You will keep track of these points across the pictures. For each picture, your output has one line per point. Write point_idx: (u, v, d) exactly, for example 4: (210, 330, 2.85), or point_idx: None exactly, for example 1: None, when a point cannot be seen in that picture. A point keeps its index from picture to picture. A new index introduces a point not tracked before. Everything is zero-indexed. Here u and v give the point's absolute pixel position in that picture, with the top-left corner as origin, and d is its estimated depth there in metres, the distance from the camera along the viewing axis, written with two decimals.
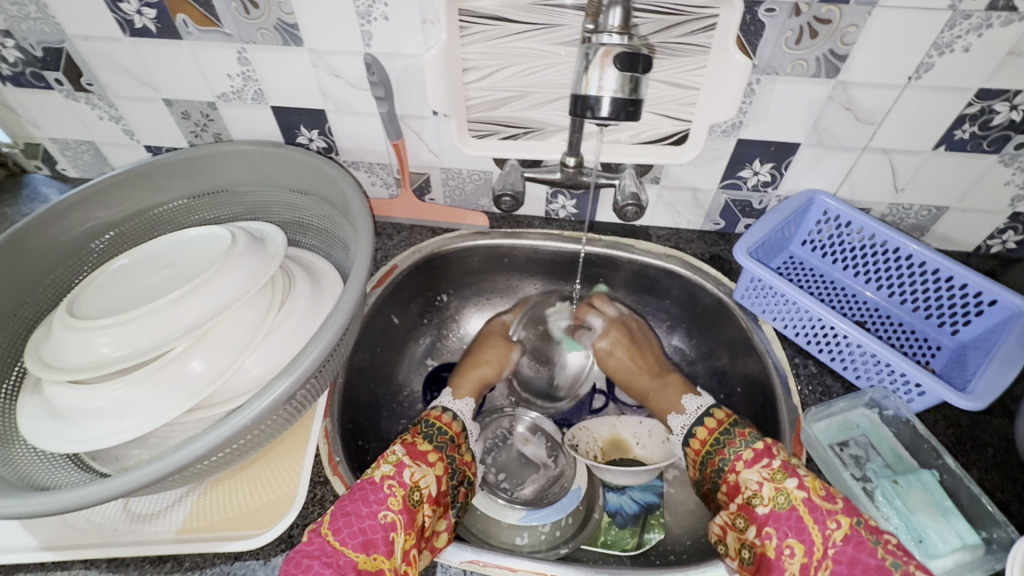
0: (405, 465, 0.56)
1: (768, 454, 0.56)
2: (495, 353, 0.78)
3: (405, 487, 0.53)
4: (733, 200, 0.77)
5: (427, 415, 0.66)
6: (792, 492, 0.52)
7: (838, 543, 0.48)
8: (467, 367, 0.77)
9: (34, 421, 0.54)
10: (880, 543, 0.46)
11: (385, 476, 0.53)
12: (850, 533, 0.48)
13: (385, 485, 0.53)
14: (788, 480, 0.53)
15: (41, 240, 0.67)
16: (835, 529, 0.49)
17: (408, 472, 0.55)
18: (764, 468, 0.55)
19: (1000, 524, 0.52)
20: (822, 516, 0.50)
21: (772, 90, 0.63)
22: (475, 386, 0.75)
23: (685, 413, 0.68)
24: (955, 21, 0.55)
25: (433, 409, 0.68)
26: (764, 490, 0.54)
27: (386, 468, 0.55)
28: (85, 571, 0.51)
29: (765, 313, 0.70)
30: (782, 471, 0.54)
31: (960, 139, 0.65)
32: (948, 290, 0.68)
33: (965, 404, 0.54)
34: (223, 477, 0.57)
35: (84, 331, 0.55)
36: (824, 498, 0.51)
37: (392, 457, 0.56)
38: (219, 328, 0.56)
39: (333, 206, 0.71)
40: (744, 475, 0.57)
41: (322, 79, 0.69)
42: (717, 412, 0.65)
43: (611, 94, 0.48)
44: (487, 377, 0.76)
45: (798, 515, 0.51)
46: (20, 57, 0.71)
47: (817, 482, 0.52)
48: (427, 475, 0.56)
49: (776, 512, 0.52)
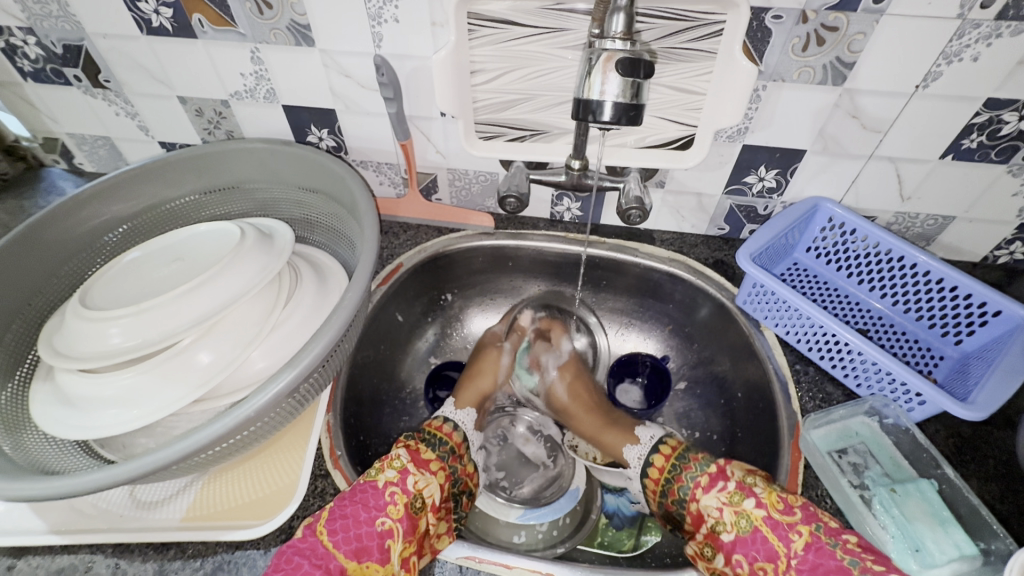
0: (409, 472, 0.58)
1: (723, 477, 0.59)
2: (489, 363, 0.80)
3: (407, 495, 0.56)
4: (738, 205, 0.78)
5: (427, 426, 0.68)
6: (752, 513, 0.55)
7: (801, 553, 0.52)
8: (466, 378, 0.78)
9: (46, 408, 0.55)
10: (839, 545, 0.50)
11: (388, 482, 0.55)
12: (811, 540, 0.51)
13: (387, 492, 0.55)
14: (745, 501, 0.56)
15: (57, 232, 0.68)
16: (797, 539, 0.52)
17: (412, 480, 0.57)
18: (721, 493, 0.57)
19: (999, 536, 0.52)
20: (785, 531, 0.53)
21: (778, 97, 0.64)
22: (477, 398, 0.76)
23: (639, 443, 0.69)
24: (963, 31, 0.55)
25: (433, 419, 0.70)
26: (726, 516, 0.56)
27: (391, 474, 0.56)
28: (91, 555, 0.52)
29: (768, 319, 0.70)
30: (739, 493, 0.57)
31: (967, 148, 0.65)
32: (952, 300, 0.67)
33: (966, 415, 0.54)
34: (227, 468, 0.58)
35: (95, 322, 0.56)
36: (783, 512, 0.54)
37: (396, 462, 0.58)
38: (226, 321, 0.57)
39: (341, 204, 0.72)
40: (704, 502, 0.58)
41: (333, 79, 0.70)
42: (670, 442, 0.67)
43: (613, 99, 0.48)
44: (486, 389, 0.77)
45: (763, 536, 0.54)
46: (41, 53, 0.72)
47: (772, 496, 0.55)
48: (430, 485, 0.59)
49: (741, 537, 0.55)
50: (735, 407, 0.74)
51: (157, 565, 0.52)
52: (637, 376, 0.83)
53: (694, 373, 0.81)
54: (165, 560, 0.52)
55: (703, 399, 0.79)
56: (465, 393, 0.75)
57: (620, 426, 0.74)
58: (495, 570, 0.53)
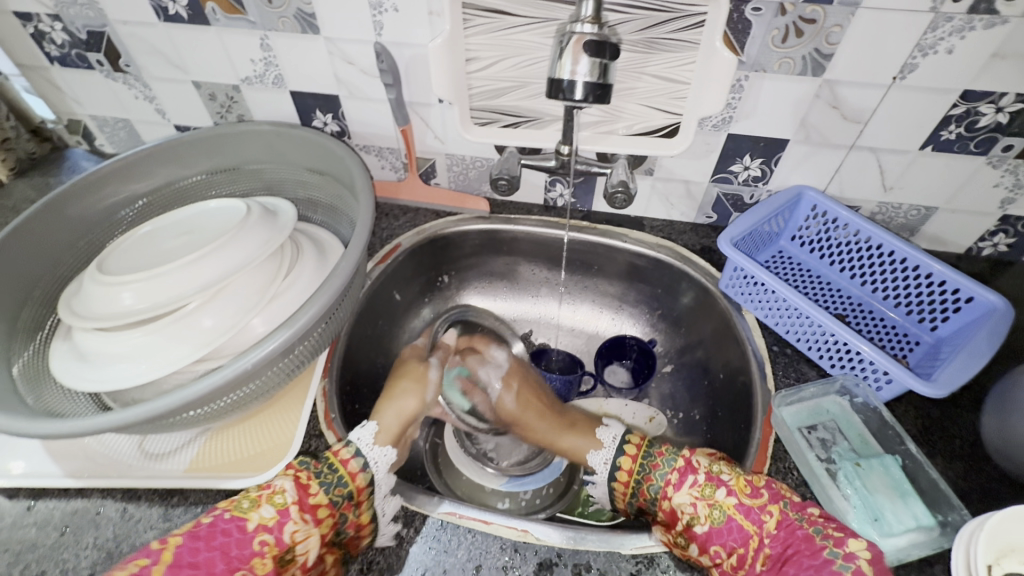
0: (289, 517, 0.51)
1: (691, 470, 0.57)
2: (412, 379, 0.72)
3: (280, 545, 0.50)
4: (725, 194, 0.80)
5: (329, 454, 0.58)
6: (724, 502, 0.54)
7: (773, 532, 0.52)
8: (385, 401, 0.69)
9: (65, 364, 0.60)
10: (804, 517, 0.52)
11: (260, 527, 0.50)
12: (781, 518, 0.52)
13: (256, 540, 0.49)
14: (717, 491, 0.55)
15: (78, 206, 0.73)
16: (768, 518, 0.53)
17: (289, 529, 0.50)
18: (692, 487, 0.56)
19: (956, 508, 0.54)
20: (757, 514, 0.53)
21: (761, 87, 0.66)
22: (398, 422, 0.67)
23: (605, 446, 0.67)
24: (937, 23, 0.57)
25: (341, 446, 0.59)
26: (699, 510, 0.55)
27: (266, 515, 0.51)
28: (102, 500, 0.57)
29: (747, 302, 0.73)
30: (710, 485, 0.56)
31: (946, 139, 0.67)
32: (928, 286, 0.69)
33: (928, 392, 0.56)
34: (228, 426, 0.63)
35: (110, 285, 0.60)
36: (751, 496, 0.54)
37: (278, 500, 0.51)
38: (229, 288, 0.61)
39: (341, 184, 0.76)
40: (676, 500, 0.56)
41: (337, 66, 0.74)
42: (632, 438, 0.65)
43: (583, 78, 0.51)
44: (412, 409, 0.69)
45: (737, 523, 0.53)
46: (67, 39, 0.77)
47: (740, 482, 0.55)
48: (311, 536, 0.51)
49: (716, 528, 0.53)
50: (716, 388, 0.76)
51: (161, 511, 0.56)
52: (624, 359, 0.86)
53: (679, 355, 0.84)
54: (168, 506, 0.56)
55: (687, 380, 0.82)
56: (384, 417, 0.66)
57: (580, 430, 0.72)
58: (473, 526, 0.56)
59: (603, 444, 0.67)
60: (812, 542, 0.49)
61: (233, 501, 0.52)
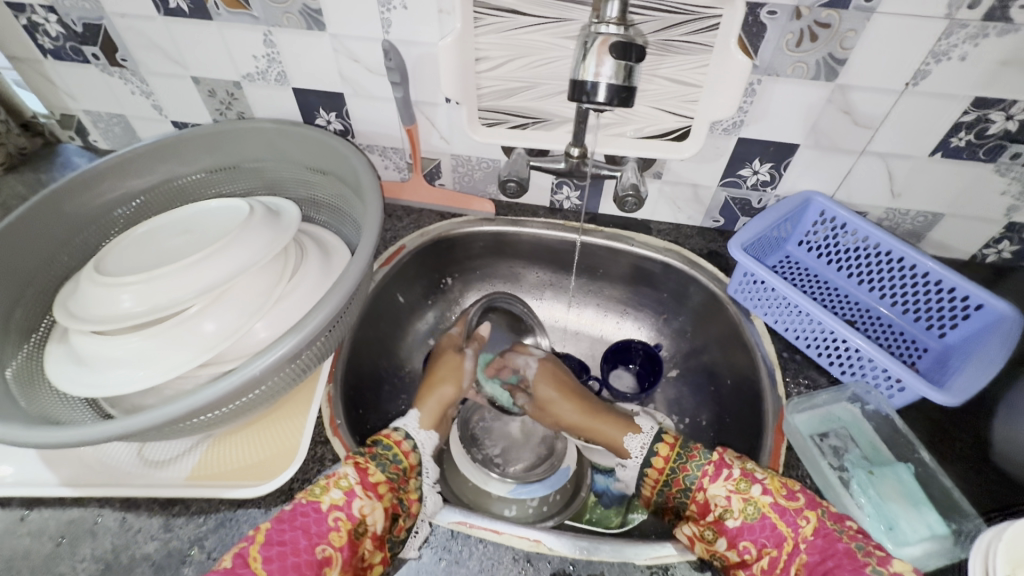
0: (356, 494, 0.53)
1: (726, 464, 0.58)
2: (450, 368, 0.75)
3: (352, 520, 0.52)
4: (733, 198, 0.79)
5: (381, 436, 0.62)
6: (759, 500, 0.54)
7: (809, 538, 0.51)
8: (424, 389, 0.73)
9: (60, 367, 0.58)
10: (843, 530, 0.51)
11: (333, 506, 0.52)
12: (818, 525, 0.52)
13: (330, 517, 0.52)
14: (753, 488, 0.55)
15: (73, 204, 0.71)
16: (805, 525, 0.52)
17: (358, 504, 0.53)
18: (728, 481, 0.56)
19: (970, 517, 0.54)
20: (792, 517, 0.53)
21: (773, 91, 0.66)
22: (437, 410, 0.71)
23: (641, 431, 0.67)
24: (951, 30, 0.57)
25: (390, 430, 0.64)
26: (733, 503, 0.55)
27: (336, 496, 0.53)
28: (99, 509, 0.55)
29: (757, 307, 0.72)
30: (745, 480, 0.56)
31: (955, 147, 0.67)
32: (937, 293, 0.69)
33: (942, 400, 0.57)
34: (230, 432, 0.61)
35: (109, 287, 0.59)
36: (787, 498, 0.54)
37: (344, 482, 0.54)
38: (232, 290, 0.59)
39: (346, 184, 0.74)
40: (711, 491, 0.57)
41: (342, 64, 0.72)
42: (665, 437, 0.64)
43: (607, 81, 0.50)
44: (450, 396, 0.73)
45: (771, 522, 0.53)
46: (61, 31, 0.75)
47: (776, 482, 0.55)
48: (376, 510, 0.54)
49: (749, 524, 0.54)
50: (723, 394, 0.76)
51: (162, 520, 0.54)
52: (630, 363, 0.85)
53: (685, 360, 0.83)
54: (170, 516, 0.55)
55: (694, 385, 0.81)
56: (427, 403, 0.71)
57: (615, 416, 0.71)
58: (485, 535, 0.55)
59: (642, 429, 0.67)
60: (855, 559, 0.48)
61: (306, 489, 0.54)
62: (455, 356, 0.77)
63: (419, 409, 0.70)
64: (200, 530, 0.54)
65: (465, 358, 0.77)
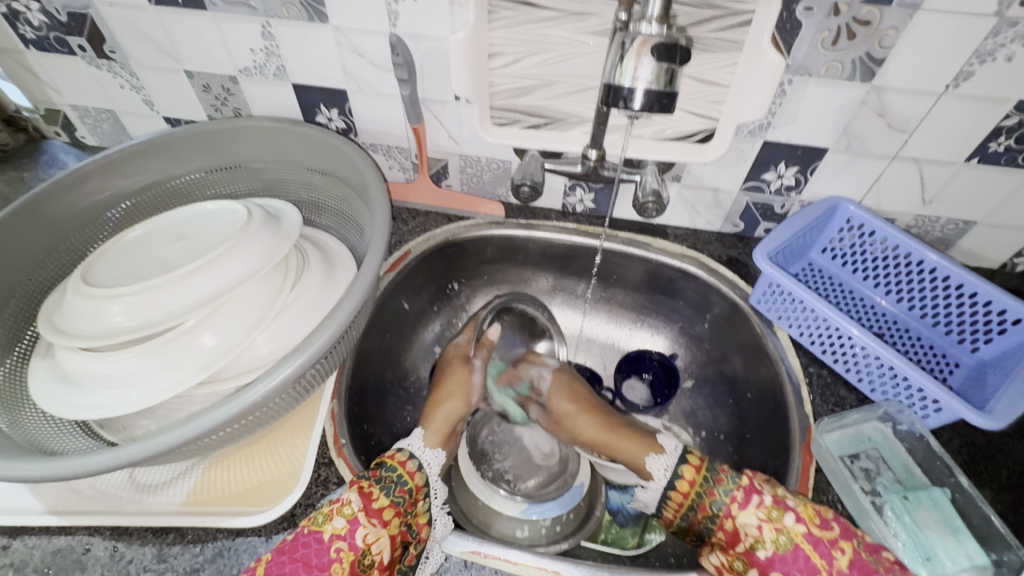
0: (359, 523, 0.51)
1: (757, 490, 0.55)
2: (457, 383, 0.71)
3: (354, 551, 0.51)
4: (755, 203, 0.76)
5: (387, 457, 0.59)
6: (792, 529, 0.52)
7: (844, 571, 0.50)
8: (432, 406, 0.69)
9: (46, 386, 0.54)
10: (879, 562, 0.50)
11: (336, 536, 0.50)
12: (854, 557, 0.50)
13: (332, 548, 0.50)
14: (785, 517, 0.53)
15: (57, 208, 0.67)
16: (839, 557, 0.51)
17: (361, 533, 0.51)
18: (759, 509, 0.54)
19: (1012, 547, 0.51)
20: (826, 549, 0.51)
21: (804, 92, 0.62)
22: (444, 425, 0.68)
23: (663, 452, 0.63)
24: (999, 29, 0.53)
25: (397, 451, 0.61)
26: (765, 533, 0.53)
27: (339, 525, 0.51)
28: (90, 537, 0.52)
29: (781, 319, 0.69)
30: (777, 508, 0.54)
31: (994, 152, 0.63)
32: (971, 306, 0.66)
33: (984, 424, 0.54)
34: (227, 453, 0.58)
35: (97, 300, 0.55)
36: (822, 528, 0.52)
37: (346, 509, 0.52)
38: (231, 303, 0.56)
39: (349, 187, 0.70)
40: (741, 519, 0.55)
41: (345, 58, 0.68)
42: (692, 458, 0.61)
43: (645, 85, 0.48)
44: (455, 412, 0.69)
45: (804, 554, 0.52)
46: (45, 21, 0.70)
47: (809, 510, 0.53)
48: (380, 539, 0.52)
49: (781, 555, 0.53)
50: (744, 408, 0.73)
51: (156, 550, 0.52)
52: (644, 373, 0.80)
53: (701, 371, 0.80)
54: (164, 545, 0.52)
55: (711, 397, 0.78)
56: (434, 421, 0.67)
57: (636, 433, 0.67)
58: (499, 566, 0.54)
59: (663, 450, 0.63)
60: None
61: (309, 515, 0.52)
62: (461, 370, 0.73)
63: (425, 428, 0.66)
64: (196, 561, 0.51)
65: (472, 372, 0.73)
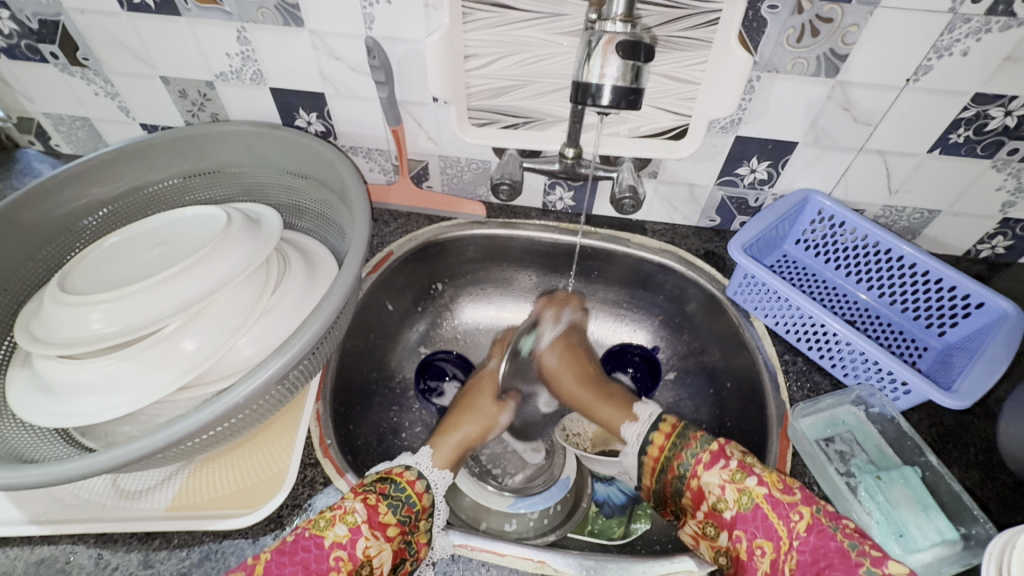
0: (361, 534, 0.51)
1: (724, 455, 0.58)
2: (472, 415, 0.71)
3: (354, 560, 0.51)
4: (729, 197, 0.78)
5: (387, 472, 0.59)
6: (753, 490, 0.55)
7: (802, 534, 0.52)
8: (448, 429, 0.69)
9: (25, 395, 0.54)
10: (838, 528, 0.51)
11: (336, 544, 0.50)
12: (812, 522, 0.52)
13: (331, 556, 0.50)
14: (748, 479, 0.55)
15: (32, 216, 0.66)
16: (798, 520, 0.52)
17: (362, 545, 0.51)
18: (724, 470, 0.57)
19: (979, 520, 0.53)
20: (786, 510, 0.53)
21: (772, 88, 0.64)
22: (453, 453, 0.67)
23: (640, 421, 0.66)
24: (954, 25, 0.55)
25: (397, 466, 0.60)
26: (728, 493, 0.55)
27: (340, 533, 0.51)
28: (73, 546, 0.53)
29: (757, 309, 0.71)
30: (741, 471, 0.56)
31: (954, 143, 0.65)
32: (937, 291, 0.69)
33: (950, 403, 0.56)
34: (212, 457, 0.59)
35: (75, 307, 0.55)
36: (783, 492, 0.54)
37: (350, 518, 0.51)
38: (212, 306, 0.56)
39: (331, 190, 0.71)
40: (705, 478, 0.57)
41: (323, 62, 0.68)
42: (669, 419, 0.65)
43: (612, 83, 0.49)
44: (468, 441, 0.69)
45: (763, 514, 0.53)
46: (15, 28, 0.70)
47: (773, 476, 0.55)
48: (383, 551, 0.52)
49: (742, 514, 0.54)
50: (724, 397, 0.74)
51: (142, 556, 0.52)
52: (627, 367, 0.82)
53: (683, 363, 0.81)
54: (150, 551, 0.52)
55: (692, 388, 0.79)
56: (444, 443, 0.67)
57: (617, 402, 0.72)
58: (487, 558, 0.55)
59: (646, 410, 0.68)
60: (847, 558, 0.48)
61: (310, 517, 0.53)
62: (491, 404, 0.73)
63: (434, 447, 0.66)
64: (183, 565, 0.52)
65: (500, 411, 0.74)
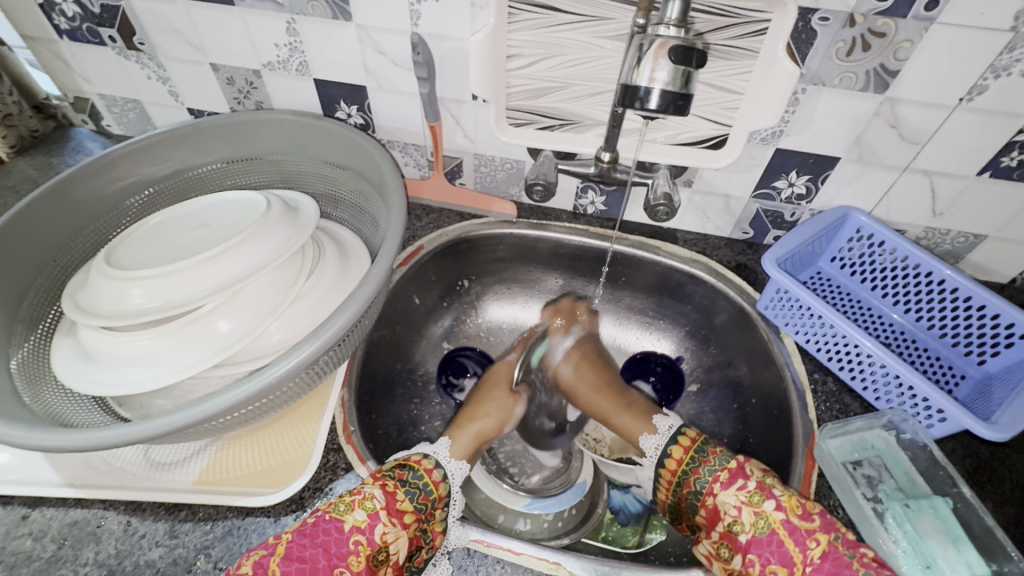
0: (379, 520, 0.52)
1: (742, 475, 0.57)
2: (492, 405, 0.71)
3: (372, 546, 0.51)
4: (765, 210, 0.77)
5: (408, 461, 0.60)
6: (771, 515, 0.53)
7: (817, 561, 0.51)
8: (466, 421, 0.69)
9: (68, 363, 0.56)
10: (856, 556, 0.49)
11: (356, 528, 0.51)
12: (828, 549, 0.50)
13: (351, 540, 0.50)
14: (765, 502, 0.54)
15: (83, 192, 0.69)
16: (814, 547, 0.51)
17: (380, 530, 0.52)
18: (741, 491, 0.56)
19: (1012, 558, 0.51)
20: (802, 537, 0.52)
21: (817, 101, 0.62)
22: (471, 443, 0.67)
23: (656, 433, 0.66)
24: (1015, 44, 0.54)
25: (415, 454, 0.61)
26: (744, 516, 0.55)
27: (360, 518, 0.51)
28: (104, 511, 0.55)
29: (788, 326, 0.70)
30: (759, 493, 0.55)
31: (1006, 167, 0.63)
32: (979, 318, 0.66)
33: (988, 434, 0.54)
34: (240, 435, 0.60)
35: (119, 281, 0.56)
36: (802, 517, 0.52)
37: (369, 503, 0.52)
38: (248, 289, 0.57)
39: (368, 182, 0.72)
40: (721, 498, 0.56)
41: (367, 56, 0.69)
42: (688, 431, 0.64)
43: (662, 86, 0.49)
44: (486, 430, 0.69)
45: (779, 539, 0.53)
46: (78, 12, 0.73)
47: (793, 500, 0.53)
48: (399, 538, 0.53)
49: (758, 537, 0.53)
50: (748, 412, 0.73)
51: (168, 526, 0.54)
52: (649, 376, 0.81)
53: (707, 376, 0.80)
54: (176, 522, 0.54)
55: (715, 401, 0.78)
56: (462, 434, 0.67)
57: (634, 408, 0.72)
58: (502, 556, 0.55)
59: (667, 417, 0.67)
60: None
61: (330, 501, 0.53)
62: (508, 396, 0.72)
63: (452, 437, 0.66)
64: (206, 538, 0.53)
65: (516, 403, 0.73)
